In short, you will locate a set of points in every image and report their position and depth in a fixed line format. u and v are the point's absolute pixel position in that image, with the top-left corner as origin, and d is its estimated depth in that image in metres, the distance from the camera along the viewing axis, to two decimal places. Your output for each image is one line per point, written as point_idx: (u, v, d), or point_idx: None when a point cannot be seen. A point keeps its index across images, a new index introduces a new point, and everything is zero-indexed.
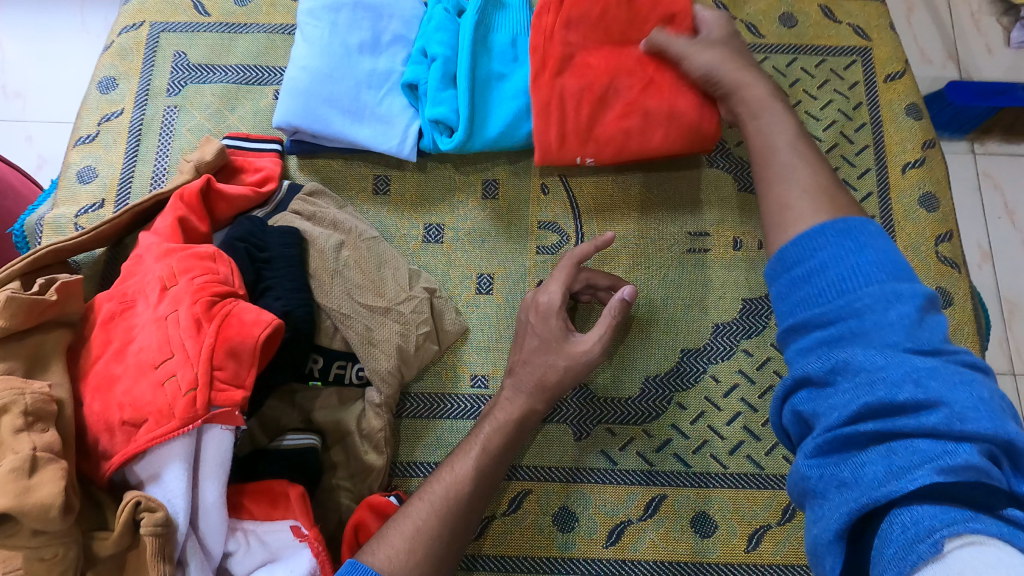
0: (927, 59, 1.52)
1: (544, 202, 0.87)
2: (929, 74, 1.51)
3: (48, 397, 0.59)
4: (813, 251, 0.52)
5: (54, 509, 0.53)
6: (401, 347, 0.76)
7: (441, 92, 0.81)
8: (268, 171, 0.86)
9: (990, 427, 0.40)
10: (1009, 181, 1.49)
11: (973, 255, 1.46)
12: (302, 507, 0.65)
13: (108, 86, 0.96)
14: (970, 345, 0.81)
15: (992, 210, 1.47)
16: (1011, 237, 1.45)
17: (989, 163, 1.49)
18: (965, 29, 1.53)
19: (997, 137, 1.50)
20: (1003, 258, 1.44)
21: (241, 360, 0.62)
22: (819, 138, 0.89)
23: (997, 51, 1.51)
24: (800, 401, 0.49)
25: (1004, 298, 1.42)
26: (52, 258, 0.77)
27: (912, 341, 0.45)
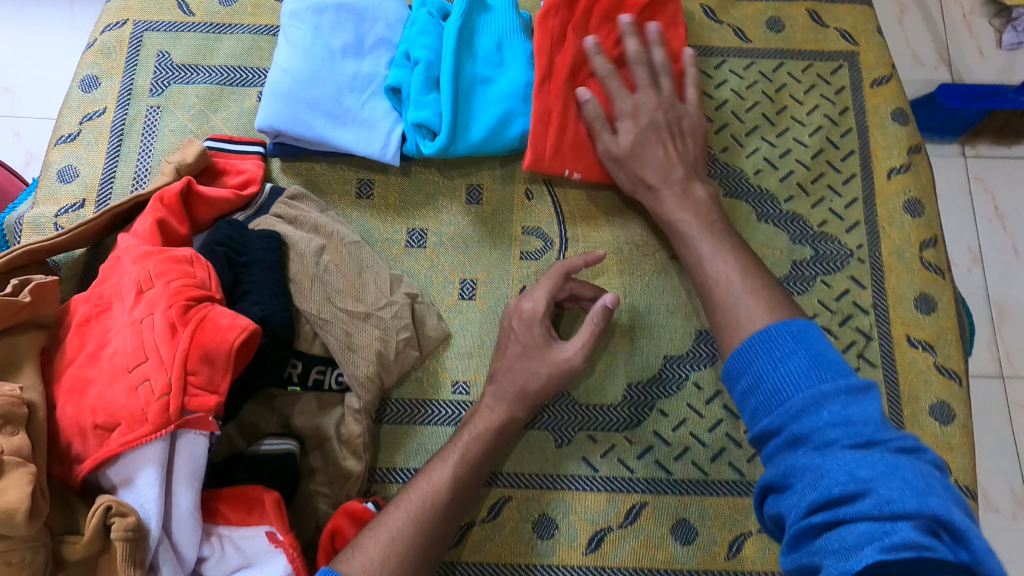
0: (920, 62, 1.52)
1: (528, 208, 0.86)
2: (922, 77, 1.51)
3: (17, 400, 0.59)
4: (751, 363, 0.56)
5: (20, 514, 0.52)
6: (381, 352, 0.75)
7: (424, 96, 0.80)
8: (250, 174, 0.86)
9: (915, 505, 0.44)
10: (1001, 186, 1.48)
11: (963, 258, 1.45)
12: (277, 513, 0.65)
13: (90, 85, 0.95)
14: (953, 353, 0.81)
15: (983, 214, 1.47)
16: (1001, 242, 1.45)
17: (979, 167, 1.49)
18: (958, 32, 1.53)
19: (987, 141, 1.50)
20: (993, 262, 1.44)
21: (215, 366, 0.62)
22: (805, 143, 0.89)
23: (990, 53, 1.51)
24: (770, 504, 0.52)
25: (993, 302, 1.41)
26: (28, 258, 0.76)
27: (847, 436, 0.48)
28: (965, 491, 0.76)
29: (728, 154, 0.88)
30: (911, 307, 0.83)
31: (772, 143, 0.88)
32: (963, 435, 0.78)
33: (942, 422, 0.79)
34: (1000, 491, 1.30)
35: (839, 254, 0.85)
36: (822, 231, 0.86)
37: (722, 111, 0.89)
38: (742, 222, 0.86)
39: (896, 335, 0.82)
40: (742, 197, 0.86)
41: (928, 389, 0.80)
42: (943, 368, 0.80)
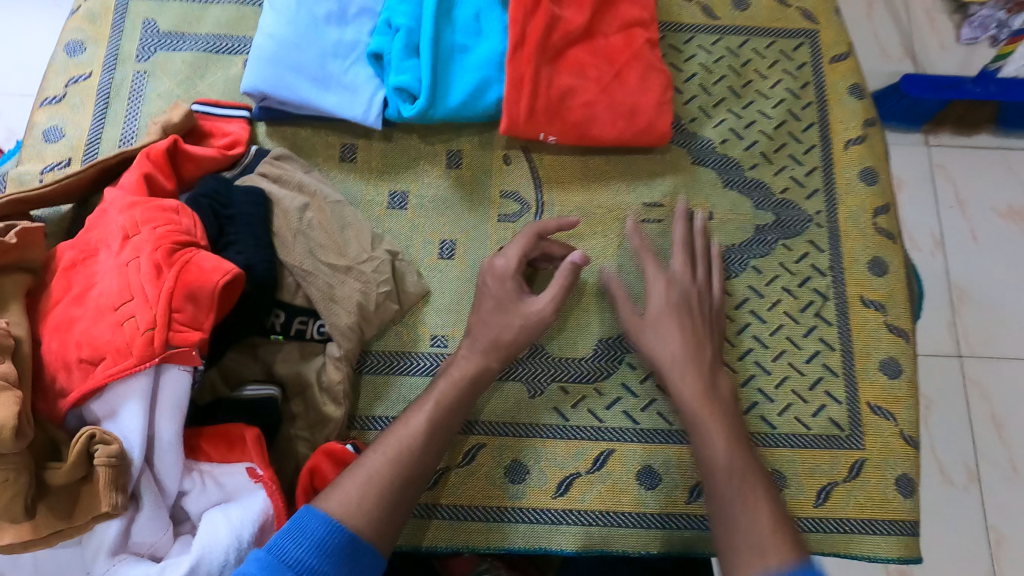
0: (884, 56, 1.55)
1: (506, 173, 0.90)
2: (886, 70, 1.54)
3: (5, 332, 0.62)
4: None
5: (8, 430, 0.55)
6: (361, 304, 0.78)
7: (405, 60, 0.84)
8: (235, 137, 0.88)
9: None
10: (962, 173, 1.47)
11: (925, 243, 1.44)
12: (257, 448, 0.69)
13: (75, 50, 0.97)
14: (902, 313, 0.86)
15: (944, 200, 1.46)
16: (960, 227, 1.44)
17: (943, 156, 1.48)
18: (920, 26, 1.57)
19: (949, 129, 1.49)
20: (954, 248, 1.43)
21: (199, 304, 0.65)
22: (769, 115, 0.94)
23: (950, 46, 1.55)
24: None
25: (953, 284, 1.40)
26: (12, 209, 0.78)
27: None
28: (909, 440, 0.82)
29: (695, 123, 0.93)
30: (864, 269, 0.88)
31: (737, 115, 0.94)
32: (909, 388, 0.84)
33: (890, 376, 0.84)
34: (955, 464, 1.29)
35: (799, 220, 0.90)
36: (783, 198, 0.90)
37: (690, 83, 0.95)
38: (707, 188, 0.90)
39: (851, 296, 0.87)
40: (709, 164, 0.91)
41: (879, 346, 0.85)
42: (893, 327, 0.86)
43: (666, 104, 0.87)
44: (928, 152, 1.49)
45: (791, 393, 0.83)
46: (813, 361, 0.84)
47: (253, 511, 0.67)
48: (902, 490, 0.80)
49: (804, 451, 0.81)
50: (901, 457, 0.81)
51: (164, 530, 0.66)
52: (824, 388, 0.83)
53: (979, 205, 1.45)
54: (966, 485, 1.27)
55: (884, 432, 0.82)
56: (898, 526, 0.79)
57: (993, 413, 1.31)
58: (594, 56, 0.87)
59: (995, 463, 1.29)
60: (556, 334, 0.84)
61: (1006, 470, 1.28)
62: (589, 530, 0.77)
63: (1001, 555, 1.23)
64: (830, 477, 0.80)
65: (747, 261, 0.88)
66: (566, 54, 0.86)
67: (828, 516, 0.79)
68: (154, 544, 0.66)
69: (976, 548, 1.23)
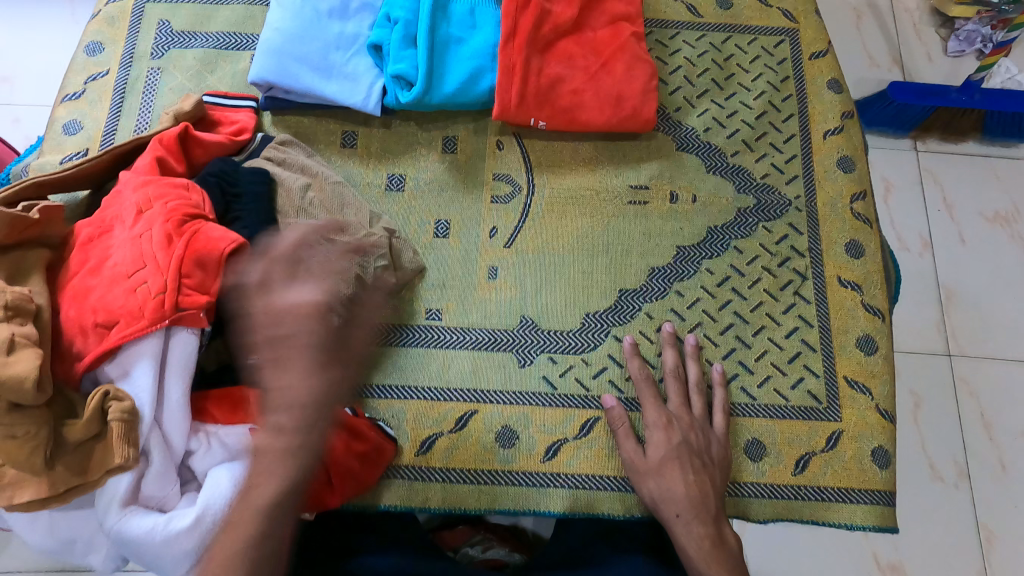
0: (874, 64, 1.42)
1: (499, 158, 0.95)
2: (878, 77, 1.41)
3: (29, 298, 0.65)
4: None
5: (29, 382, 0.59)
6: (360, 277, 0.82)
7: (403, 51, 0.90)
8: (243, 124, 0.93)
9: None
10: (952, 180, 1.35)
11: (914, 244, 1.31)
12: (259, 409, 0.71)
13: (94, 50, 1.02)
14: (878, 293, 0.90)
15: (933, 204, 1.33)
16: (948, 230, 1.31)
17: (932, 162, 1.36)
18: (908, 37, 1.44)
19: (936, 136, 1.36)
20: (944, 251, 1.29)
21: (207, 270, 0.69)
22: (750, 106, 0.99)
23: (938, 59, 1.42)
24: None
25: (942, 285, 1.27)
26: (35, 191, 0.83)
27: None
28: (885, 413, 0.85)
29: (680, 113, 0.98)
30: (842, 252, 0.91)
31: (720, 105, 0.98)
32: (885, 364, 0.87)
33: (868, 353, 0.87)
34: (945, 460, 1.15)
35: (779, 204, 0.94)
36: (763, 182, 0.95)
37: (675, 75, 1.00)
38: (691, 173, 0.95)
39: (829, 277, 0.90)
40: (692, 151, 0.96)
41: (855, 324, 0.88)
42: (869, 306, 0.89)
43: (652, 92, 0.93)
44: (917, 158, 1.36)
45: (771, 366, 0.86)
46: (792, 336, 0.88)
47: None
48: (879, 461, 0.83)
49: (783, 422, 0.84)
50: (878, 429, 0.84)
51: (173, 485, 0.68)
52: (802, 362, 0.86)
53: (967, 210, 1.32)
54: (957, 484, 1.14)
55: (861, 406, 0.85)
56: (875, 495, 0.82)
57: (982, 412, 1.19)
58: (582, 47, 0.93)
59: (983, 461, 1.15)
60: (543, 308, 0.88)
61: (994, 469, 1.15)
62: (576, 494, 0.80)
63: (996, 558, 1.10)
64: (809, 447, 0.83)
65: (728, 241, 0.92)
66: (556, 45, 0.93)
67: (807, 484, 0.82)
68: (163, 498, 0.68)
69: (963, 547, 1.10)
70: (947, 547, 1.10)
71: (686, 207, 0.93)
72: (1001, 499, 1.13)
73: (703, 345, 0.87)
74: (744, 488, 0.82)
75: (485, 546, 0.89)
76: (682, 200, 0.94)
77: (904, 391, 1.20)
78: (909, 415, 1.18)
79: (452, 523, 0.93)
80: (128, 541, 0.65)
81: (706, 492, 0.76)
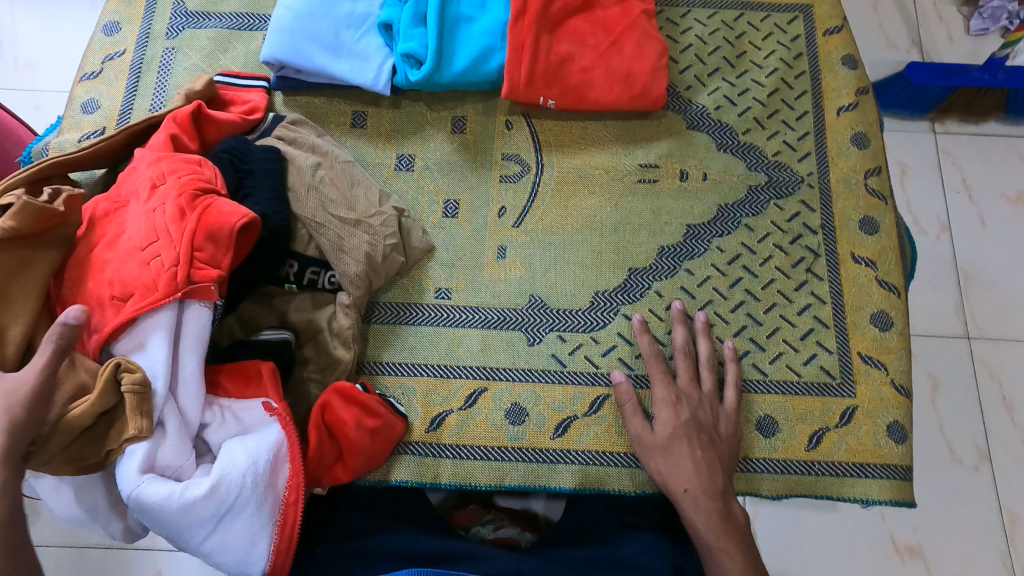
0: (892, 45, 1.39)
1: (508, 137, 0.95)
2: (895, 59, 1.38)
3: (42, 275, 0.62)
4: None
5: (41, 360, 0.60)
6: (370, 255, 0.83)
7: (413, 29, 0.90)
8: (254, 104, 0.93)
9: None
10: (971, 160, 1.32)
11: (931, 227, 1.28)
12: (272, 381, 0.73)
13: (112, 29, 1.04)
14: (892, 270, 0.88)
15: (951, 185, 1.30)
16: (967, 212, 1.28)
17: (950, 144, 1.33)
18: (927, 17, 1.40)
19: (955, 117, 1.33)
20: (963, 233, 1.27)
21: (218, 244, 0.70)
22: (762, 83, 0.97)
23: (958, 37, 1.38)
24: None
25: (960, 267, 1.25)
26: (54, 171, 0.83)
27: None
28: (900, 388, 0.84)
29: (691, 91, 0.97)
30: (857, 228, 0.90)
31: (732, 83, 0.97)
32: (899, 340, 0.86)
33: (882, 329, 0.86)
34: (963, 442, 1.14)
35: (791, 180, 0.93)
36: (775, 160, 0.94)
37: (686, 53, 0.99)
38: (702, 150, 0.94)
39: (843, 253, 0.89)
40: (703, 129, 0.95)
41: (869, 300, 0.87)
42: (884, 282, 0.88)
43: (662, 70, 0.92)
44: (935, 140, 1.33)
45: (782, 343, 0.86)
46: (805, 314, 0.87)
47: (271, 441, 0.71)
48: (894, 437, 0.82)
49: (795, 398, 0.83)
50: (893, 405, 0.83)
51: (188, 456, 0.69)
52: (815, 339, 0.86)
53: (988, 191, 1.29)
54: (977, 466, 1.12)
55: (875, 381, 0.84)
56: (890, 470, 0.81)
57: (1004, 394, 1.17)
58: (592, 24, 0.92)
59: (1006, 443, 1.14)
60: (552, 285, 0.88)
61: (1018, 450, 1.13)
62: (585, 470, 0.81)
63: (1018, 540, 1.09)
64: (822, 423, 0.82)
65: (739, 219, 0.91)
66: (566, 23, 0.92)
67: (820, 459, 0.81)
68: (178, 468, 0.68)
69: (984, 531, 1.09)
70: (968, 529, 1.09)
71: (697, 184, 0.93)
72: (1023, 481, 1.12)
73: (713, 323, 0.86)
74: (756, 464, 0.81)
75: (496, 525, 0.86)
76: (693, 178, 0.93)
77: (922, 372, 1.18)
78: (927, 398, 1.17)
79: (464, 502, 0.91)
80: (143, 509, 0.64)
81: (715, 470, 0.76)
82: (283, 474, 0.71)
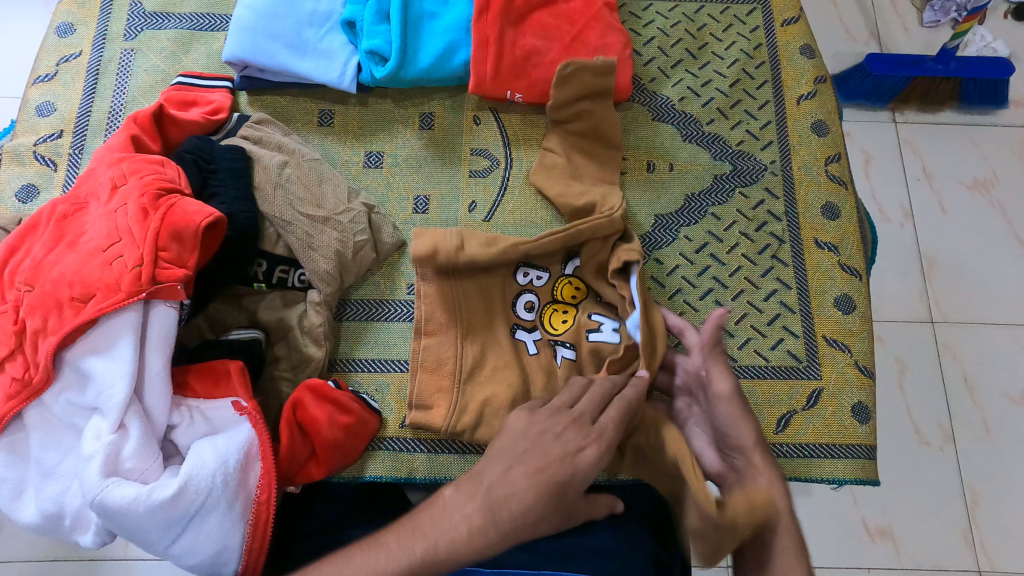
0: (852, 38, 1.42)
1: (476, 132, 0.95)
2: (855, 51, 1.41)
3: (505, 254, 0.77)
4: None
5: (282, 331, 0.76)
6: (340, 252, 0.82)
7: (376, 26, 0.91)
8: (218, 104, 0.92)
9: None
10: (930, 147, 1.36)
11: (894, 214, 1.32)
12: (241, 380, 0.72)
13: (66, 30, 1.02)
14: (854, 253, 0.91)
15: (911, 172, 1.34)
16: (928, 199, 1.32)
17: (910, 132, 1.36)
18: (884, 9, 1.44)
19: (915, 107, 1.37)
20: (924, 218, 1.31)
21: (184, 244, 0.69)
22: (724, 74, 0.99)
23: (914, 28, 1.42)
24: None
25: (923, 253, 1.28)
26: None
27: None
28: (864, 369, 0.86)
29: (655, 83, 0.98)
30: (819, 214, 0.92)
31: (694, 75, 0.99)
32: (862, 322, 0.88)
33: (845, 312, 0.88)
34: (929, 424, 1.17)
35: (755, 169, 0.95)
36: (739, 149, 0.96)
37: (649, 47, 1.01)
38: (667, 141, 0.96)
39: (806, 239, 0.91)
40: (668, 120, 0.97)
41: (833, 284, 0.89)
42: (846, 266, 0.90)
43: (626, 61, 0.93)
44: (895, 129, 1.37)
45: (750, 328, 0.87)
46: (771, 299, 0.89)
47: (241, 441, 0.70)
48: (859, 416, 0.84)
49: (763, 382, 0.85)
50: (857, 386, 0.85)
51: (154, 459, 0.68)
52: (782, 323, 0.88)
53: (947, 177, 1.33)
54: (942, 447, 1.16)
55: (840, 362, 0.86)
56: (856, 449, 0.83)
57: (966, 375, 1.20)
58: (555, 18, 0.93)
59: (968, 422, 1.17)
60: None
61: (979, 430, 1.17)
62: None
63: (981, 516, 1.12)
64: (790, 406, 0.84)
65: (705, 208, 0.93)
66: (530, 18, 0.93)
67: (789, 441, 0.83)
68: (144, 471, 0.67)
69: (950, 510, 1.12)
70: (934, 509, 1.12)
71: (664, 175, 0.94)
72: (985, 460, 1.15)
73: (684, 311, 0.88)
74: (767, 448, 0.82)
75: None
76: (659, 169, 0.94)
77: (889, 356, 1.22)
78: (893, 382, 1.20)
79: None
80: (108, 514, 0.63)
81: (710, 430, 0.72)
82: (254, 474, 0.70)
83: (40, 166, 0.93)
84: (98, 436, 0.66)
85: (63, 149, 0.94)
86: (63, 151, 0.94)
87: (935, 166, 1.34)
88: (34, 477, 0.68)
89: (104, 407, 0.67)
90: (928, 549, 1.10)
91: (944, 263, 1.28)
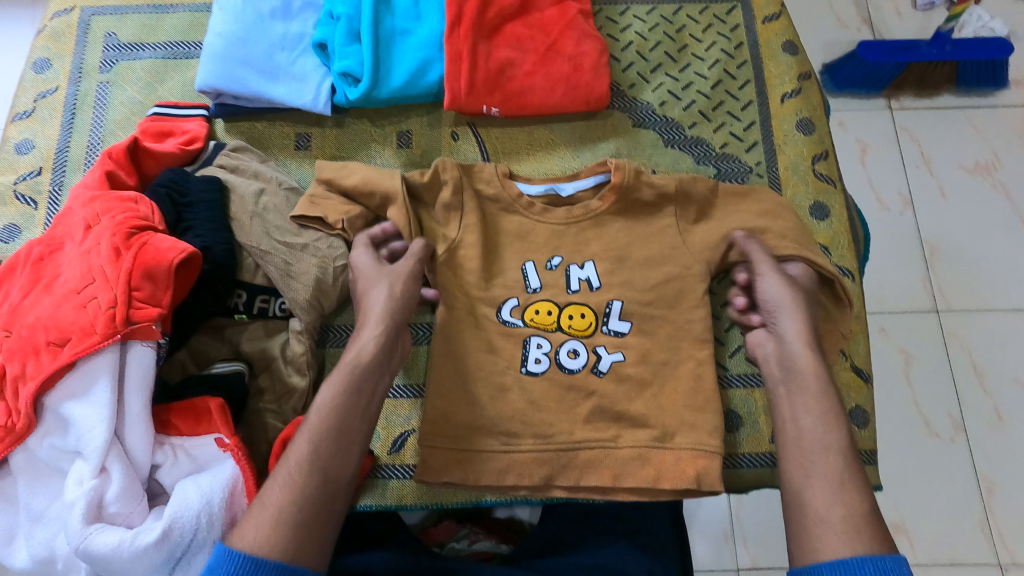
0: (843, 25, 1.39)
1: (454, 148, 0.93)
2: (846, 39, 1.38)
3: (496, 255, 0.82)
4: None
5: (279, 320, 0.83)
6: (320, 278, 0.81)
7: (348, 46, 0.90)
8: (194, 133, 0.91)
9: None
10: (927, 133, 1.33)
11: (893, 202, 1.29)
12: (222, 417, 0.71)
13: (42, 66, 1.02)
14: (847, 253, 0.88)
15: (910, 160, 1.31)
16: (927, 185, 1.29)
17: (905, 118, 1.33)
18: None
19: (909, 92, 1.34)
20: (924, 204, 1.28)
21: (157, 282, 0.68)
22: (705, 76, 0.97)
23: (906, 13, 1.39)
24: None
25: (924, 239, 1.25)
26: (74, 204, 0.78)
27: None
28: (860, 371, 0.85)
29: (634, 89, 0.97)
30: (807, 215, 0.90)
31: (675, 78, 0.97)
32: (858, 324, 0.86)
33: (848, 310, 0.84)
34: (938, 414, 1.15)
35: (740, 171, 0.92)
36: (723, 152, 0.93)
37: (627, 51, 0.99)
38: (649, 148, 0.94)
39: None
40: (649, 126, 0.95)
41: None
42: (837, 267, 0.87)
43: (604, 67, 0.92)
44: (891, 115, 1.34)
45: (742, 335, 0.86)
46: None
47: (224, 478, 0.69)
48: (857, 420, 0.82)
49: (757, 390, 0.84)
50: (855, 389, 0.84)
51: (138, 501, 0.68)
52: None
53: (945, 163, 1.30)
54: (953, 438, 1.14)
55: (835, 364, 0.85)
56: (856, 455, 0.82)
57: (974, 362, 1.18)
58: (529, 28, 0.92)
59: (978, 410, 1.15)
60: None
61: (990, 418, 1.15)
62: None
63: (995, 506, 1.10)
64: None
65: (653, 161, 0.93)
66: (503, 29, 0.92)
67: None
68: (129, 514, 0.67)
69: (963, 498, 1.10)
70: (948, 503, 1.10)
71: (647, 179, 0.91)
72: (996, 447, 1.13)
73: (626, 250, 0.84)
74: (739, 459, 0.82)
75: (472, 539, 0.86)
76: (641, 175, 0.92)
77: (893, 348, 1.19)
78: (899, 376, 1.18)
79: (439, 518, 0.89)
80: (94, 561, 0.63)
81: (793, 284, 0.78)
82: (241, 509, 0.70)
83: (21, 205, 0.93)
84: (80, 481, 0.66)
85: (43, 186, 0.94)
86: (42, 189, 0.94)
87: (933, 152, 1.31)
88: (24, 523, 0.68)
89: (85, 450, 0.66)
90: (942, 545, 1.08)
91: (946, 248, 1.25)
